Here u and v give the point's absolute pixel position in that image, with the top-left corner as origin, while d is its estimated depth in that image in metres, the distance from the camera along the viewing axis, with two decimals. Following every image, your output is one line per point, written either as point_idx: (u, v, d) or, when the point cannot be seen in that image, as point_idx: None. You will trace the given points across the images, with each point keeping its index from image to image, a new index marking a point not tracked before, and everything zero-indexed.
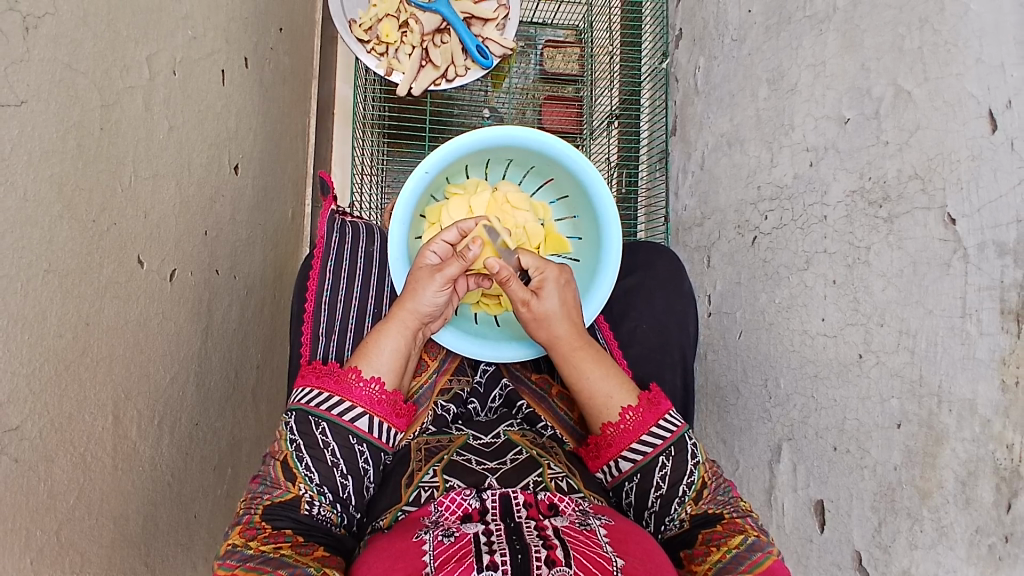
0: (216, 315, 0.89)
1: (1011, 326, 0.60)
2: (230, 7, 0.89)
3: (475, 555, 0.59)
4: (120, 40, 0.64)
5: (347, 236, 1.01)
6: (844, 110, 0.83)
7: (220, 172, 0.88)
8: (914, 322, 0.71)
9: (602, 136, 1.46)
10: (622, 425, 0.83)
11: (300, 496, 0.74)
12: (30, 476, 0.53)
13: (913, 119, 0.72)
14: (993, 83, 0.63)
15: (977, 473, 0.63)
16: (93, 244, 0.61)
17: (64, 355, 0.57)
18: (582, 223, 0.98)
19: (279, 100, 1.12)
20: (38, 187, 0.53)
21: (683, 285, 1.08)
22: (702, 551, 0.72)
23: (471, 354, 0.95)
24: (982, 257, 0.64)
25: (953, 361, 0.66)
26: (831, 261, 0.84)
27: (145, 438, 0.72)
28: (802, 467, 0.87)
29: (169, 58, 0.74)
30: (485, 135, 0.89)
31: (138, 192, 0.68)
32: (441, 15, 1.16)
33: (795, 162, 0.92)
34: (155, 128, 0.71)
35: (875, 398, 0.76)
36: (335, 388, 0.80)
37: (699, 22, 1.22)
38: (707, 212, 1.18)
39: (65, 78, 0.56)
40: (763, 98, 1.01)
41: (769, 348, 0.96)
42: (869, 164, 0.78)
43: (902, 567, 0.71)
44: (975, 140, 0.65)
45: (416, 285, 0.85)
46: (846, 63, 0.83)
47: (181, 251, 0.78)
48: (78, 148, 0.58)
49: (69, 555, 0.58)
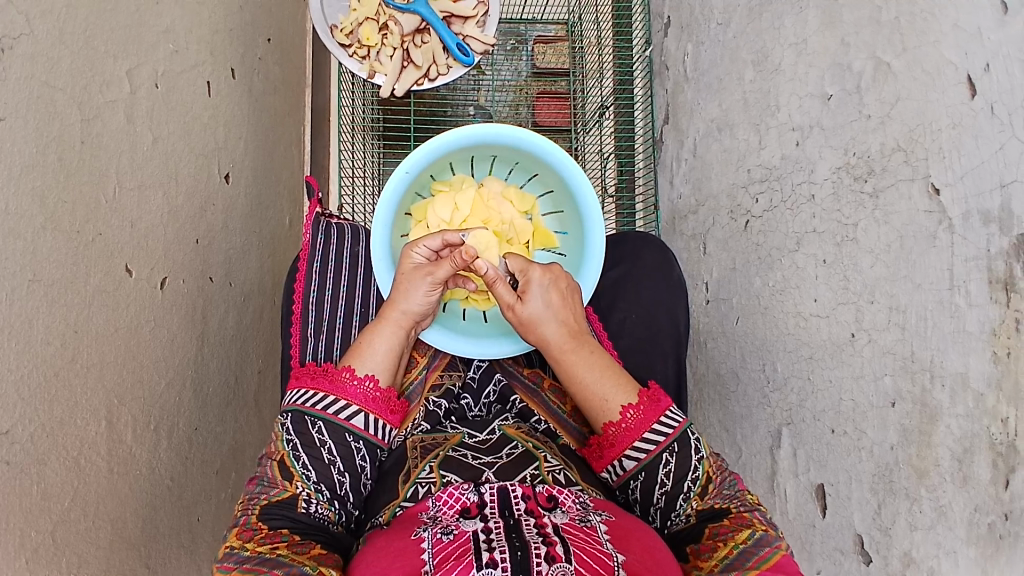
0: (211, 321, 0.91)
1: (1000, 296, 0.58)
2: (213, 20, 0.91)
3: (474, 553, 0.59)
4: (98, 56, 0.66)
5: (333, 236, 1.02)
6: (827, 87, 0.81)
7: (210, 181, 0.91)
8: (904, 298, 0.69)
9: (595, 129, 1.46)
10: (623, 424, 0.82)
11: (297, 494, 0.75)
12: (22, 478, 0.55)
13: (893, 91, 0.71)
14: (970, 48, 0.62)
15: (973, 450, 0.61)
16: (79, 254, 0.63)
17: (53, 362, 0.59)
18: (568, 218, 0.98)
19: (270, 110, 1.15)
20: (19, 201, 0.55)
21: (671, 273, 1.07)
22: (708, 546, 0.70)
23: (456, 351, 0.97)
24: (967, 226, 0.62)
25: (944, 336, 0.64)
26: (820, 241, 0.82)
27: (141, 442, 0.73)
28: (802, 452, 0.86)
29: (151, 72, 0.76)
30: (467, 134, 0.90)
31: (124, 203, 0.70)
32: (420, 15, 1.17)
33: (782, 142, 0.91)
34: (139, 141, 0.73)
35: (868, 377, 0.74)
36: (330, 388, 0.82)
37: (685, 9, 1.21)
38: (701, 199, 1.16)
39: (43, 94, 0.58)
40: (749, 80, 1.00)
41: (765, 332, 0.94)
42: (853, 140, 0.77)
43: (902, 550, 0.69)
44: (956, 107, 0.63)
45: (404, 286, 0.86)
46: (826, 39, 0.82)
47: (172, 259, 0.80)
48: (60, 162, 0.60)
49: (66, 555, 0.60)
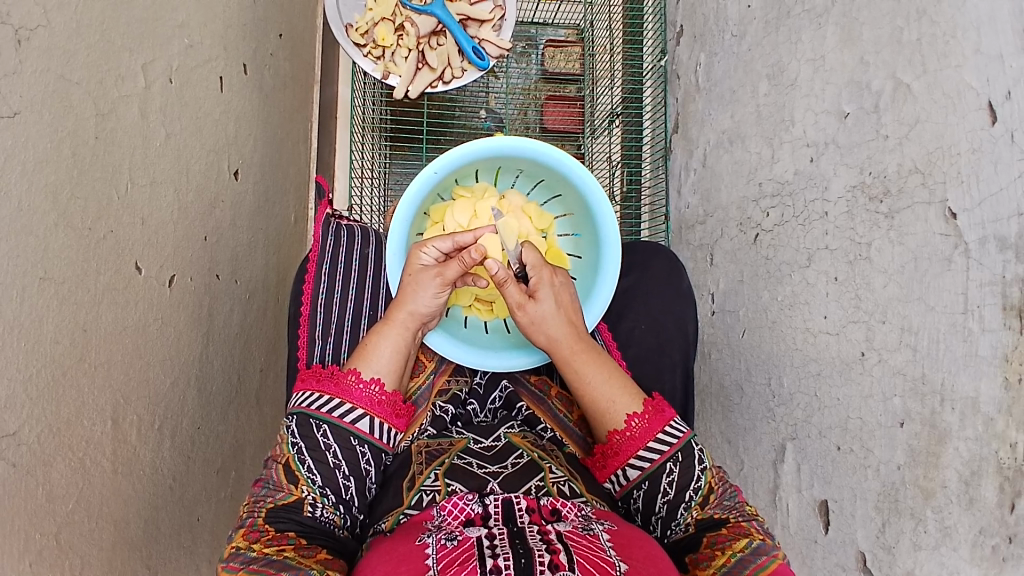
0: (217, 320, 0.90)
1: (1014, 322, 0.59)
2: (227, 14, 0.90)
3: (477, 559, 0.58)
4: (114, 50, 0.65)
5: (342, 239, 1.02)
6: (844, 105, 0.81)
7: (220, 178, 0.90)
8: (916, 319, 0.70)
9: (603, 135, 1.47)
10: (627, 433, 0.81)
11: (303, 498, 0.74)
12: (28, 480, 0.54)
13: (912, 113, 0.71)
14: (992, 74, 0.62)
15: (980, 473, 0.61)
16: (90, 252, 0.62)
17: (61, 362, 0.58)
18: (583, 242, 0.99)
19: (279, 105, 1.13)
20: (32, 197, 0.54)
21: (681, 284, 1.07)
22: (706, 555, 0.70)
23: (453, 358, 0.96)
24: (983, 252, 0.62)
25: (955, 359, 0.64)
26: (832, 258, 0.83)
27: (145, 442, 0.73)
28: (805, 467, 0.86)
29: (165, 66, 0.75)
30: (498, 145, 0.89)
31: (135, 200, 0.69)
32: (437, 17, 1.17)
33: (796, 158, 0.91)
34: (152, 136, 0.72)
35: (877, 397, 0.74)
36: (335, 391, 0.81)
37: (699, 19, 1.22)
38: (710, 210, 1.17)
39: (59, 89, 0.57)
40: (764, 94, 1.00)
41: (771, 347, 0.95)
42: (869, 159, 0.77)
43: (906, 569, 0.69)
44: (976, 132, 0.63)
45: (413, 286, 0.85)
46: (845, 57, 0.82)
47: (181, 256, 0.79)
48: (73, 157, 0.59)
49: (69, 557, 0.59)
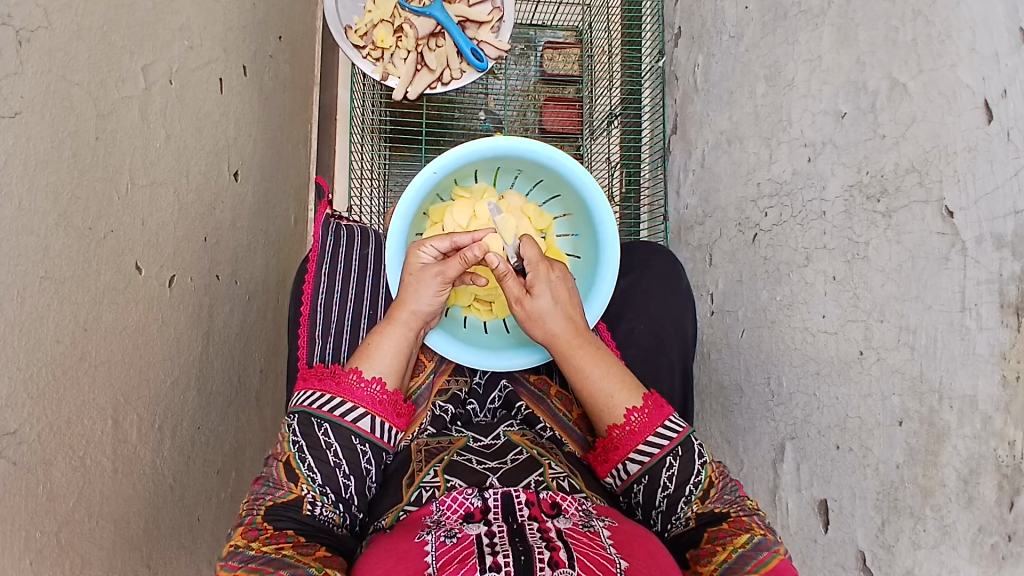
0: (217, 320, 0.91)
1: (1011, 320, 0.59)
2: (227, 17, 0.91)
3: (477, 556, 0.57)
4: (114, 52, 0.65)
5: (342, 239, 1.03)
6: (841, 105, 0.82)
7: (220, 179, 0.90)
8: (914, 318, 0.70)
9: (602, 136, 1.48)
10: (627, 427, 0.81)
11: (302, 496, 0.74)
12: (29, 478, 0.54)
13: (908, 112, 0.71)
14: (988, 73, 0.62)
15: (979, 471, 0.61)
16: (90, 252, 0.62)
17: (62, 361, 0.58)
18: (582, 242, 0.99)
19: (279, 107, 1.14)
20: (33, 196, 0.54)
21: (679, 283, 1.08)
22: (707, 551, 0.70)
23: (451, 356, 0.96)
24: (980, 250, 0.62)
25: (953, 357, 0.65)
26: (830, 258, 0.83)
27: (146, 442, 0.73)
28: (805, 467, 0.86)
29: (165, 68, 0.75)
30: (498, 145, 0.89)
31: (136, 201, 0.69)
32: (435, 18, 1.18)
33: (793, 158, 0.91)
34: (153, 138, 0.73)
35: (875, 396, 0.74)
36: (336, 390, 0.81)
37: (697, 20, 1.22)
38: (708, 210, 1.17)
39: (60, 89, 0.57)
40: (761, 94, 1.01)
41: (771, 346, 0.95)
42: (866, 158, 0.77)
43: (905, 567, 0.69)
44: (972, 131, 0.63)
45: (414, 285, 0.85)
46: (841, 57, 0.82)
47: (181, 257, 0.80)
48: (75, 158, 0.59)
49: (69, 556, 0.59)
